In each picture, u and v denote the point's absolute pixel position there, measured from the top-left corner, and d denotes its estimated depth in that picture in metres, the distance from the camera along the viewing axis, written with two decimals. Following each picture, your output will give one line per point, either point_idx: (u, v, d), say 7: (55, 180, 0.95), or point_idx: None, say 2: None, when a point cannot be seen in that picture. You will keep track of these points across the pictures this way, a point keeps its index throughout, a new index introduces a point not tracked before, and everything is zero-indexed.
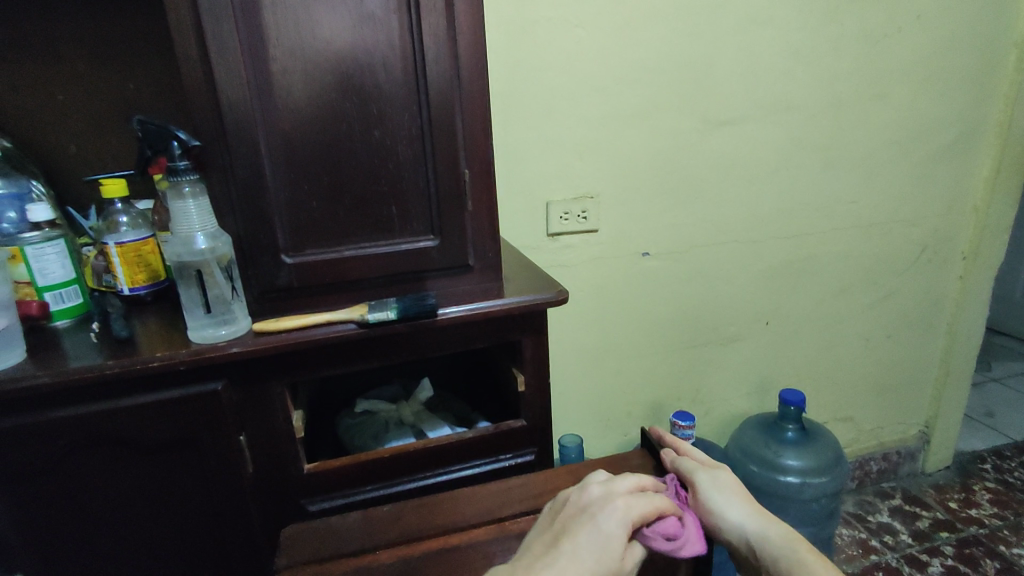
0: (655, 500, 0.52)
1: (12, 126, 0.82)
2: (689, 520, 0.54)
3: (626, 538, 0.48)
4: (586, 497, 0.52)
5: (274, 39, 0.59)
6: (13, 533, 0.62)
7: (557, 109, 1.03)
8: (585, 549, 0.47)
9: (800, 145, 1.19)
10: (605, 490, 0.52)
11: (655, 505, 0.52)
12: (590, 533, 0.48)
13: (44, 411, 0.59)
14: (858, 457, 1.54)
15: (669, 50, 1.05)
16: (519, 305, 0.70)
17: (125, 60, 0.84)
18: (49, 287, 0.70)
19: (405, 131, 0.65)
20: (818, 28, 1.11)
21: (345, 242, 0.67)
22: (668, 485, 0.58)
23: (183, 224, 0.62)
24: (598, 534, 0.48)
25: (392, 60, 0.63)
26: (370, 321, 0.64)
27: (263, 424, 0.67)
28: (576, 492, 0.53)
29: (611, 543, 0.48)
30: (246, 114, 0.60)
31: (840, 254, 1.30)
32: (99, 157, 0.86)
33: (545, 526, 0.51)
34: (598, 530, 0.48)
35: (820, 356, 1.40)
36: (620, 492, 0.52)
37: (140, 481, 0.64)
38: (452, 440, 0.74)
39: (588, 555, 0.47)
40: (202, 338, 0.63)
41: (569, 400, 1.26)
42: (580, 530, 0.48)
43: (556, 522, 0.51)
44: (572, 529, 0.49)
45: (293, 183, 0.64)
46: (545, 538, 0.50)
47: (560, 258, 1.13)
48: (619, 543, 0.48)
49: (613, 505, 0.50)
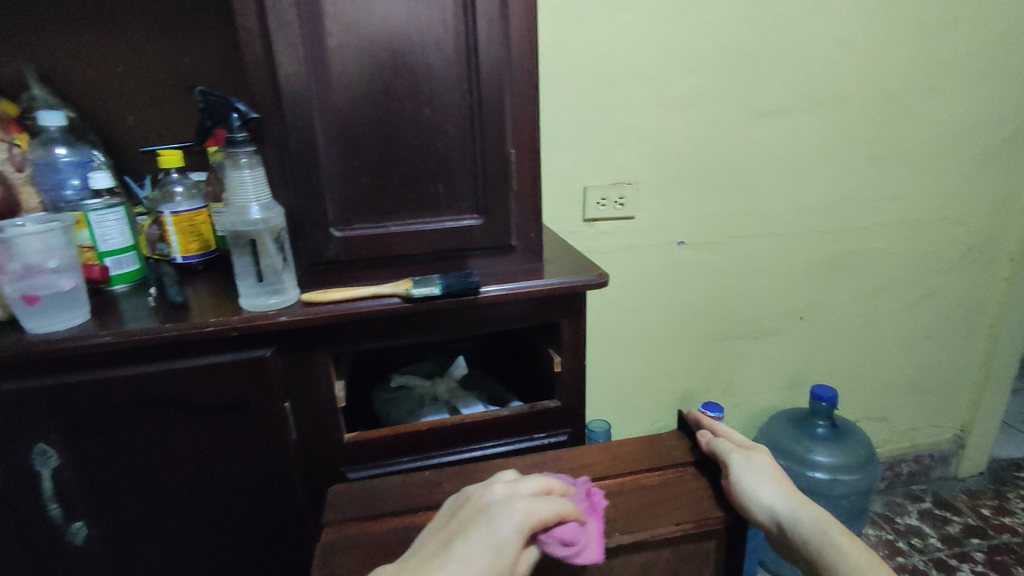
0: (556, 504, 0.49)
1: (75, 96, 0.85)
2: (593, 524, 0.51)
3: (520, 542, 0.46)
4: (488, 496, 0.50)
5: (332, 15, 0.60)
6: (75, 483, 0.66)
7: (600, 94, 1.03)
8: (475, 551, 0.45)
9: (846, 137, 1.16)
10: (509, 491, 0.50)
11: (555, 508, 0.49)
12: (483, 536, 0.46)
13: (107, 369, 0.62)
14: (888, 458, 1.51)
15: (716, 35, 1.03)
16: (560, 287, 0.71)
17: (182, 35, 0.87)
18: (109, 253, 0.73)
19: (455, 110, 0.67)
20: (871, 17, 1.08)
21: (392, 217, 0.69)
22: (578, 486, 0.56)
23: (239, 195, 0.64)
24: (491, 536, 0.46)
25: (445, 39, 0.64)
26: (415, 296, 0.66)
27: (308, 392, 0.69)
28: (479, 491, 0.51)
29: (504, 547, 0.46)
30: (302, 89, 0.62)
31: (881, 250, 1.28)
32: (155, 130, 0.89)
33: (442, 525, 0.49)
34: (490, 533, 0.46)
35: (855, 354, 1.37)
36: (524, 494, 0.50)
37: (192, 440, 0.67)
38: (488, 417, 0.76)
39: (479, 558, 0.45)
40: (254, 305, 0.66)
41: (598, 387, 1.26)
42: (472, 531, 0.46)
43: (452, 522, 0.49)
44: (465, 530, 0.47)
45: (346, 158, 0.66)
46: (440, 537, 0.47)
47: (595, 244, 1.13)
48: (510, 547, 0.46)
49: (512, 508, 0.48)
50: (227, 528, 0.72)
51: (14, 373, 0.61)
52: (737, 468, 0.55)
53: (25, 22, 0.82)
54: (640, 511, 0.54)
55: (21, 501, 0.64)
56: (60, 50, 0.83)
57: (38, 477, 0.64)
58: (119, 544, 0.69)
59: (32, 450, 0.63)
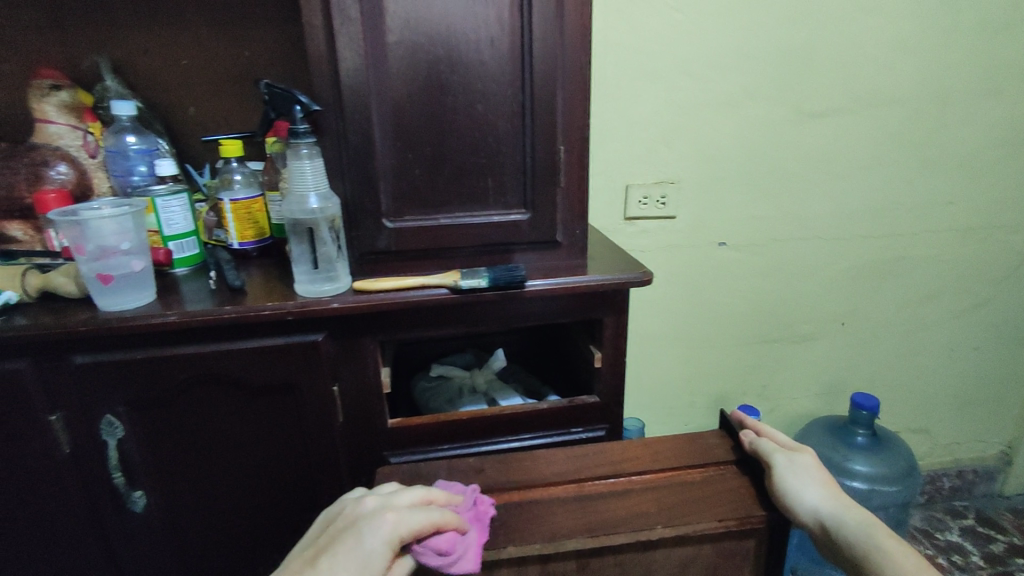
0: (433, 515, 0.50)
1: (143, 87, 0.90)
2: (471, 534, 0.51)
3: (388, 554, 0.47)
4: (361, 509, 0.50)
5: (393, 12, 0.62)
6: (137, 453, 0.70)
7: (645, 92, 1.03)
8: (341, 567, 0.45)
9: (897, 140, 1.13)
10: (382, 503, 0.51)
11: (431, 519, 0.50)
12: (350, 550, 0.46)
13: (171, 347, 0.66)
14: (929, 472, 1.47)
15: (766, 34, 1.02)
16: (604, 283, 0.71)
17: (244, 29, 0.90)
18: (173, 237, 0.77)
19: (506, 106, 0.68)
20: (930, 16, 1.05)
21: (442, 210, 0.71)
22: (465, 495, 0.56)
23: (299, 184, 0.66)
24: (359, 550, 0.46)
25: (500, 36, 0.65)
26: (463, 288, 0.68)
27: (356, 377, 0.72)
28: (352, 503, 0.52)
29: (373, 560, 0.46)
30: (361, 83, 0.64)
31: (931, 257, 1.24)
32: (215, 120, 0.93)
33: (316, 538, 0.50)
34: (359, 547, 0.46)
35: (898, 363, 1.34)
36: (399, 504, 0.51)
37: (246, 418, 0.70)
38: (527, 409, 0.77)
39: (344, 572, 0.45)
40: (309, 291, 0.68)
41: (633, 386, 1.26)
42: (340, 545, 0.47)
43: (325, 535, 0.49)
44: (334, 545, 0.47)
45: (400, 151, 0.67)
46: (309, 552, 0.48)
47: (635, 242, 1.13)
48: (378, 561, 0.46)
49: (381, 519, 0.48)
50: (274, 504, 0.75)
51: (87, 348, 0.65)
52: (781, 470, 0.55)
53: (99, 15, 0.86)
54: (681, 507, 0.55)
55: (90, 466, 0.69)
56: (130, 42, 0.88)
57: (104, 446, 0.68)
58: (175, 514, 0.73)
59: (100, 420, 0.67)
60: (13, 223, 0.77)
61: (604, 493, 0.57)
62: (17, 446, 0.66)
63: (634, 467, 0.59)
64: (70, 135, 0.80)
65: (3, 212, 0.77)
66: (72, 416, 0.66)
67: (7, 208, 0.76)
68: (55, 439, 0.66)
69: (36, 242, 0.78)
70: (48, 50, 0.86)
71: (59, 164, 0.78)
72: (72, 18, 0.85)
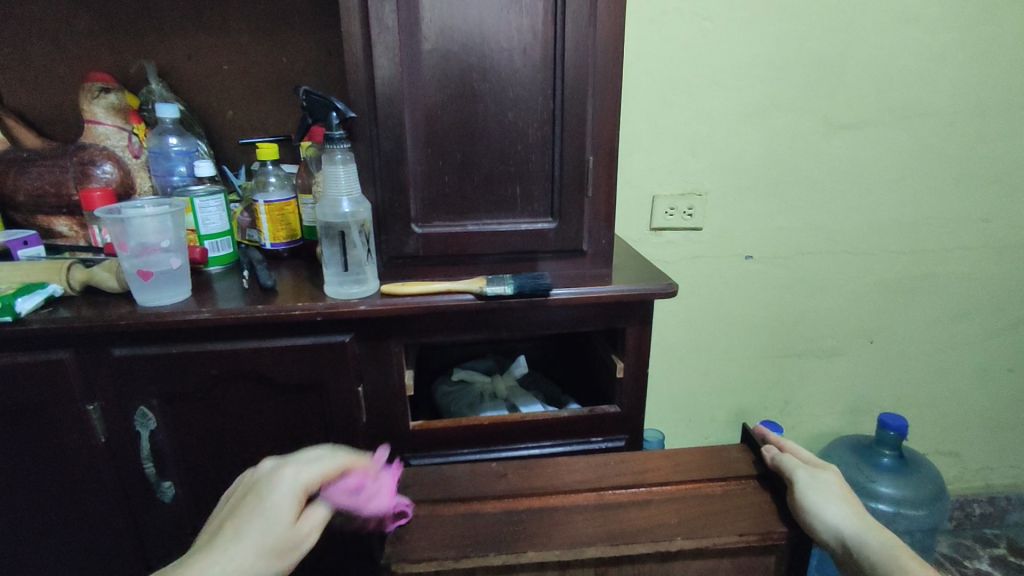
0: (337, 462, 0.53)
1: (185, 90, 0.93)
2: (369, 480, 0.53)
3: (293, 505, 0.48)
4: (261, 471, 0.51)
5: (429, 22, 0.64)
6: (168, 445, 0.72)
7: (674, 103, 1.03)
8: (249, 526, 0.46)
9: (932, 156, 1.11)
10: (281, 462, 0.52)
11: (331, 468, 0.52)
12: (257, 509, 0.47)
13: (205, 342, 0.68)
14: (958, 497, 1.43)
15: (798, 47, 1.02)
16: (628, 293, 0.71)
17: (282, 36, 0.93)
18: (209, 236, 0.79)
19: (537, 115, 0.69)
20: (968, 31, 1.04)
21: (470, 217, 0.72)
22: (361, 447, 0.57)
23: (333, 188, 0.67)
24: (264, 507, 0.47)
25: (533, 46, 0.66)
26: (488, 294, 0.69)
27: (380, 378, 0.73)
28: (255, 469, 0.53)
29: (279, 513, 0.47)
30: (396, 91, 0.65)
31: (965, 276, 1.21)
32: (252, 124, 0.96)
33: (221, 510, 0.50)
34: (265, 503, 0.47)
35: (928, 383, 1.31)
36: (301, 461, 0.52)
37: (273, 415, 0.72)
38: (547, 417, 0.77)
39: (253, 531, 0.46)
40: (338, 293, 0.69)
41: (653, 397, 1.26)
42: (246, 505, 0.48)
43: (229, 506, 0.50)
44: (240, 508, 0.48)
45: (431, 158, 0.69)
46: (216, 523, 0.48)
47: (660, 253, 1.13)
48: (289, 510, 0.48)
49: (280, 475, 0.50)
50: None
51: (125, 341, 0.67)
52: (803, 486, 0.55)
53: (146, 22, 0.90)
54: (702, 520, 0.55)
55: (124, 456, 0.71)
56: (175, 48, 0.91)
57: (138, 437, 0.70)
58: (202, 506, 0.75)
59: (134, 412, 0.69)
60: (60, 219, 0.81)
61: (624, 502, 0.57)
62: (56, 434, 0.69)
63: (655, 477, 0.59)
64: (116, 136, 0.83)
65: (51, 208, 0.80)
66: (109, 407, 0.69)
67: (55, 205, 0.80)
68: (92, 428, 0.69)
69: (80, 238, 0.82)
70: (98, 54, 0.90)
71: (104, 164, 0.81)
72: (121, 24, 0.89)
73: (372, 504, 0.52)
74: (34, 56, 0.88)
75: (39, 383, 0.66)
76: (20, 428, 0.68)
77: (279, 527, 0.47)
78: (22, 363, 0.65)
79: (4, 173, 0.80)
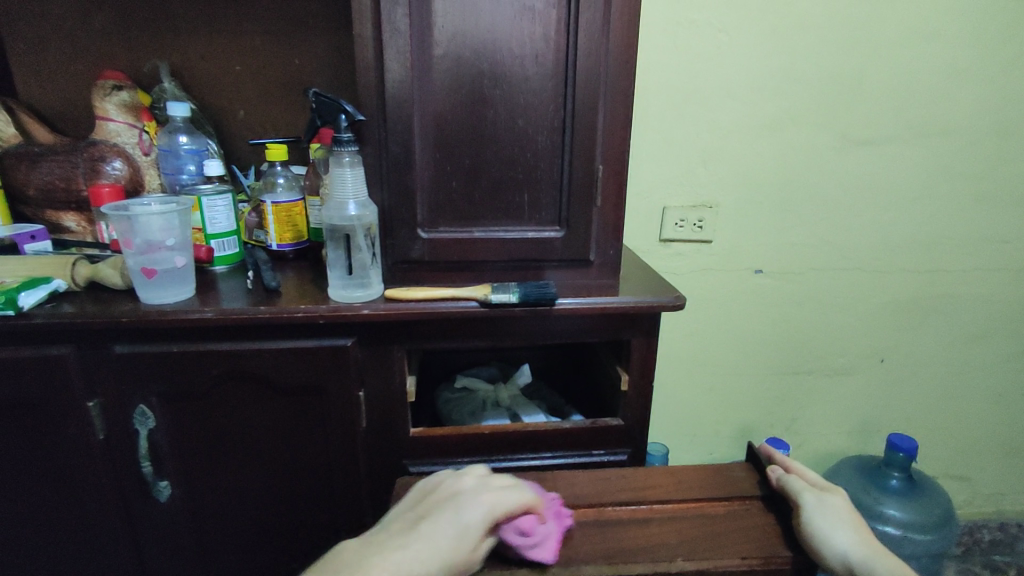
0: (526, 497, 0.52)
1: (197, 89, 0.93)
2: (552, 528, 0.53)
3: (482, 526, 0.49)
4: (459, 484, 0.53)
5: (441, 26, 0.64)
6: (167, 444, 0.71)
7: (687, 114, 1.02)
8: (439, 532, 0.48)
9: (948, 175, 1.10)
10: (480, 482, 0.54)
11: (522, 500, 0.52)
12: (448, 519, 0.49)
13: (206, 342, 0.68)
14: (968, 522, 1.40)
15: (814, 61, 1.01)
16: (635, 305, 0.70)
17: (296, 38, 0.93)
18: (215, 235, 0.79)
19: (547, 123, 0.68)
20: (988, 49, 1.02)
21: (476, 223, 0.71)
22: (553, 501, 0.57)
23: (339, 191, 0.66)
24: (457, 520, 0.49)
25: (545, 53, 0.66)
26: (492, 301, 0.68)
27: (381, 383, 0.72)
28: (451, 478, 0.55)
29: (466, 531, 0.48)
30: (406, 94, 0.65)
31: (980, 297, 1.19)
32: (263, 124, 0.96)
33: (410, 504, 0.53)
34: (456, 517, 0.49)
35: (940, 405, 1.29)
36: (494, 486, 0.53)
37: (272, 417, 0.71)
38: (549, 428, 0.76)
39: (442, 538, 0.47)
40: (341, 296, 0.69)
41: (658, 410, 1.24)
42: (440, 514, 0.49)
43: (418, 504, 0.52)
44: (430, 513, 0.50)
45: (438, 163, 0.68)
46: (405, 519, 0.51)
47: (669, 265, 1.12)
48: (476, 531, 0.49)
49: (480, 497, 0.51)
50: (293, 503, 0.75)
51: (127, 339, 0.67)
52: (809, 510, 0.53)
53: (162, 20, 0.90)
54: (701, 543, 0.53)
55: (123, 453, 0.71)
56: (189, 47, 0.91)
57: (136, 435, 0.70)
58: (198, 507, 0.74)
59: (134, 409, 0.69)
60: (68, 214, 0.81)
61: (624, 518, 0.56)
62: (55, 429, 0.68)
63: (656, 494, 0.59)
64: (127, 133, 0.83)
65: (60, 203, 0.80)
66: (108, 404, 0.68)
67: (64, 200, 0.80)
68: (91, 425, 0.69)
69: (88, 233, 0.82)
70: (113, 51, 0.90)
71: (114, 160, 0.81)
72: (136, 22, 0.90)
73: (542, 552, 0.51)
74: (50, 51, 0.89)
75: (40, 378, 0.66)
76: (20, 422, 0.68)
77: (464, 547, 0.48)
78: (23, 357, 0.65)
79: (15, 167, 0.80)
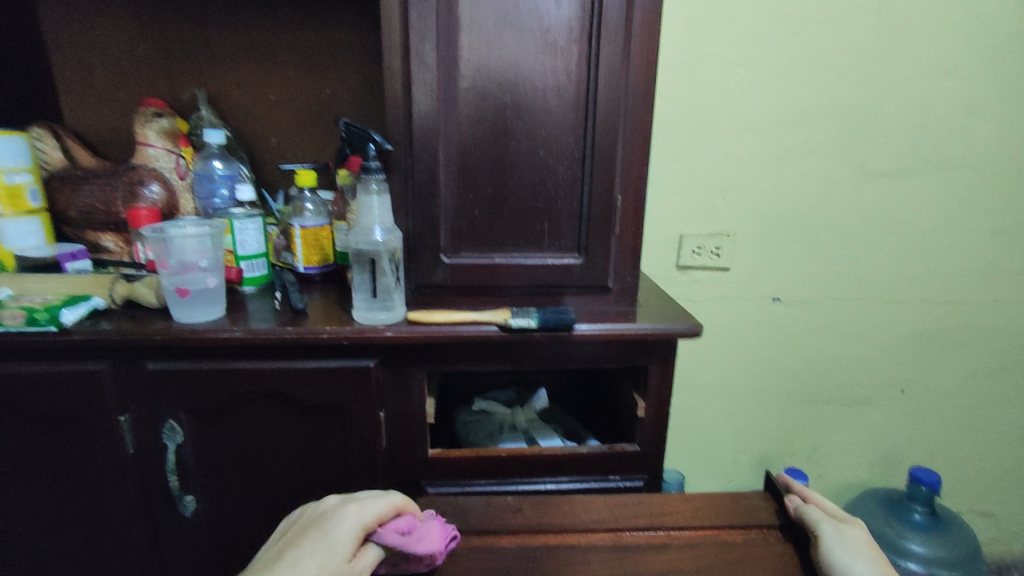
0: (391, 500, 0.53)
1: (232, 117, 0.97)
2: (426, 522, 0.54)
3: (353, 537, 0.49)
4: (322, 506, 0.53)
5: (467, 60, 0.66)
6: (193, 459, 0.73)
7: (705, 145, 1.04)
8: (307, 556, 0.47)
9: (968, 206, 1.09)
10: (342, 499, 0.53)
11: (392, 504, 0.53)
12: (315, 541, 0.48)
13: (235, 361, 0.70)
14: (994, 560, 1.37)
15: (832, 94, 1.02)
16: (653, 332, 0.71)
17: (327, 70, 0.97)
18: (245, 257, 0.82)
19: (568, 153, 0.70)
20: (1007, 82, 1.03)
21: (498, 249, 0.73)
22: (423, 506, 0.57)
23: (365, 217, 0.68)
24: (323, 539, 0.48)
25: (566, 87, 0.68)
26: (512, 326, 0.69)
27: (402, 404, 0.74)
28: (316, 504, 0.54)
29: (336, 547, 0.48)
30: (432, 125, 0.68)
31: (1003, 329, 1.18)
32: (293, 151, 1.00)
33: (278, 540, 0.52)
34: (324, 535, 0.48)
35: (964, 438, 1.26)
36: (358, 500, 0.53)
37: (295, 435, 0.73)
38: (566, 452, 0.77)
39: (310, 561, 0.46)
40: (365, 318, 0.70)
41: (675, 437, 1.23)
42: (306, 538, 0.49)
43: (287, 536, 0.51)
44: (298, 540, 0.49)
45: (462, 191, 0.71)
46: (272, 553, 0.49)
47: (686, 291, 1.12)
48: (348, 540, 0.49)
49: (344, 512, 0.51)
50: None
51: (160, 356, 0.69)
52: (829, 541, 0.53)
53: (201, 53, 0.95)
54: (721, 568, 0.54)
55: (151, 467, 0.73)
56: (226, 78, 0.96)
57: (165, 449, 0.72)
58: (220, 523, 0.76)
59: (163, 424, 0.71)
60: (107, 235, 0.85)
61: (642, 544, 0.56)
62: (88, 442, 0.71)
63: (673, 520, 0.59)
64: (165, 158, 0.88)
65: (99, 224, 0.84)
66: (139, 418, 0.71)
67: (104, 221, 0.84)
68: (122, 439, 0.71)
69: (125, 253, 0.86)
70: (155, 81, 0.95)
71: (151, 183, 0.85)
72: (177, 54, 0.94)
73: (420, 544, 0.51)
74: (96, 81, 0.94)
75: (76, 392, 0.69)
76: (55, 435, 0.71)
77: (337, 559, 0.47)
78: (62, 372, 0.68)
79: (59, 190, 0.83)
